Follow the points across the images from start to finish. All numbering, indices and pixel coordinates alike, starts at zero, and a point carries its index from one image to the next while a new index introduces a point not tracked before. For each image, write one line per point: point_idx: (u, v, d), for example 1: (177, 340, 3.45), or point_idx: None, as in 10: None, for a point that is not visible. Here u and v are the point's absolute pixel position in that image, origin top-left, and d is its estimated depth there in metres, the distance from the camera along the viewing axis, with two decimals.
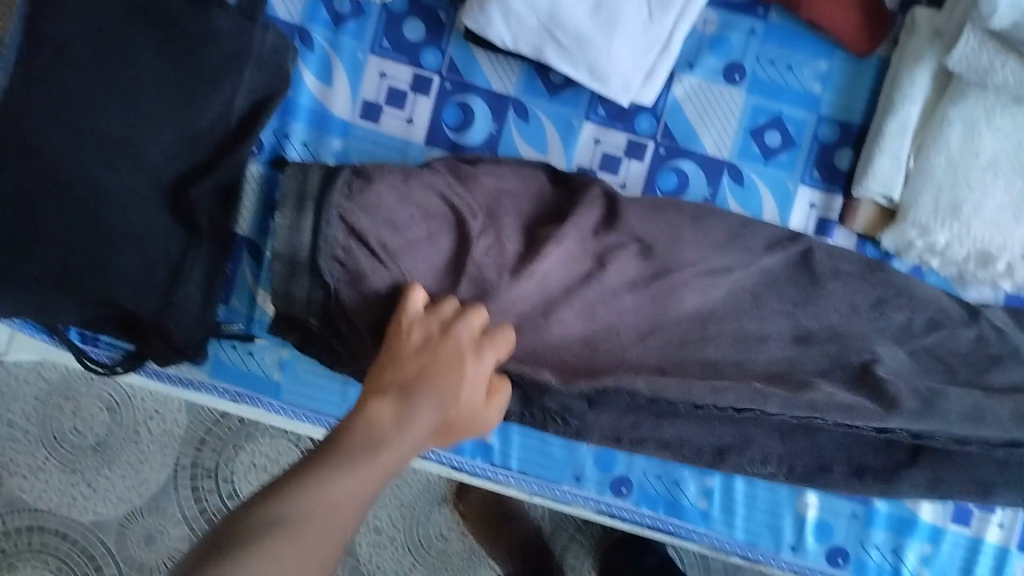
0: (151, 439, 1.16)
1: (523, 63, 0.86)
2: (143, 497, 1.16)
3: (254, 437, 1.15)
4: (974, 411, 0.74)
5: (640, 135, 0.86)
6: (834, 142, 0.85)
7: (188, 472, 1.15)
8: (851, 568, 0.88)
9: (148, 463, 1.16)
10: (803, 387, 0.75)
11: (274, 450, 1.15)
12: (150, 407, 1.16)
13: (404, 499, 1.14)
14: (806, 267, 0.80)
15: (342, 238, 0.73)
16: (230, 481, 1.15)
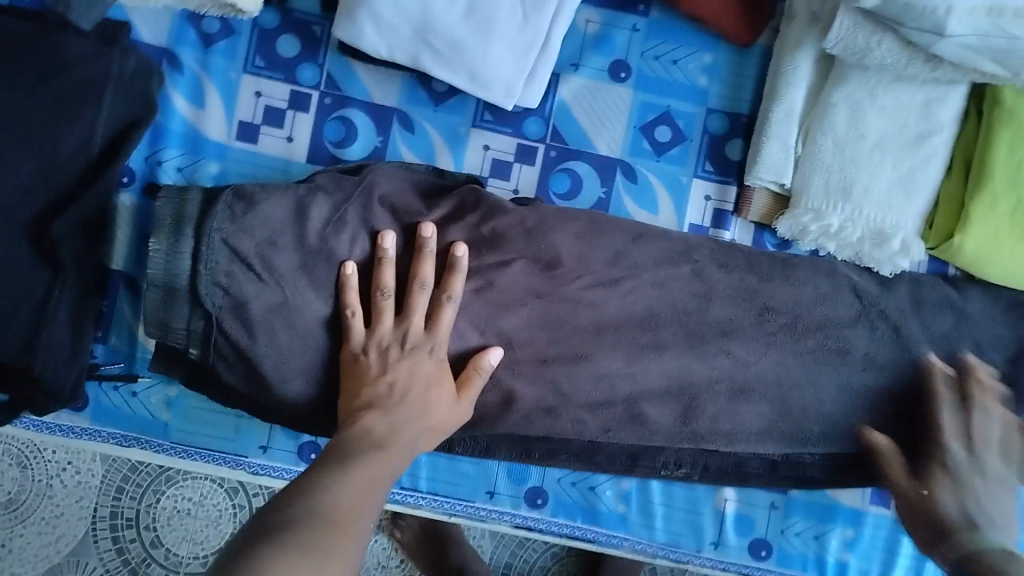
0: (66, 492, 1.09)
1: (403, 71, 0.83)
2: (62, 553, 1.09)
3: (175, 481, 1.10)
4: (831, 427, 0.82)
5: (529, 138, 0.84)
6: (723, 134, 0.85)
7: (107, 522, 1.10)
8: (775, 560, 0.86)
9: (64, 518, 1.09)
10: (689, 409, 0.82)
11: (197, 492, 1.10)
12: (63, 458, 1.09)
13: None
14: (701, 279, 0.81)
15: (224, 262, 0.72)
16: (153, 529, 1.10)
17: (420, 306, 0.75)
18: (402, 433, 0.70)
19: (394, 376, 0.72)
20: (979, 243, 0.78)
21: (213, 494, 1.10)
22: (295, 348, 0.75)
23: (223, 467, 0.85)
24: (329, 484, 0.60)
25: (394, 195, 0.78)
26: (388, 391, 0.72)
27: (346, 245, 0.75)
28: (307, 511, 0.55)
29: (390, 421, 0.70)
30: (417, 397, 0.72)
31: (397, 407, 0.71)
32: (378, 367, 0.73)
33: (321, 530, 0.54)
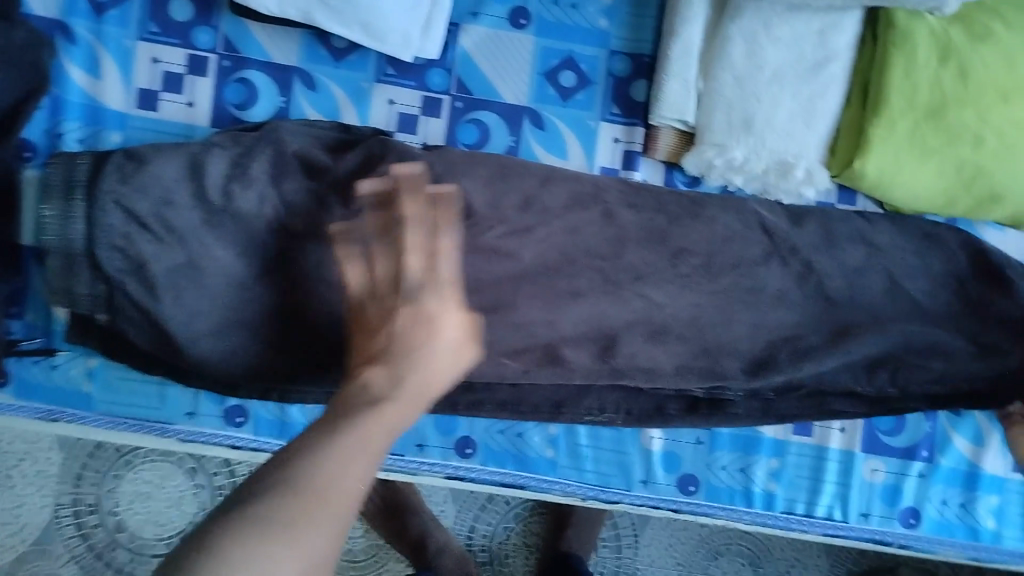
0: (26, 482, 1.07)
1: (301, 29, 0.83)
2: (25, 543, 1.07)
3: (135, 464, 1.10)
4: (754, 362, 0.81)
5: (434, 90, 0.84)
6: (627, 76, 0.86)
7: (70, 510, 1.08)
8: (704, 495, 0.87)
9: (26, 508, 1.07)
10: (608, 351, 0.81)
11: (158, 474, 1.10)
12: (21, 449, 1.08)
13: None
14: (613, 222, 0.81)
15: (120, 224, 0.72)
16: (116, 513, 1.09)
17: (415, 244, 0.65)
18: (408, 386, 0.60)
19: (392, 323, 0.63)
20: (883, 165, 0.78)
21: (173, 476, 1.10)
22: (204, 306, 0.75)
23: (158, 436, 0.85)
24: (325, 443, 0.51)
25: (306, 150, 0.79)
26: (388, 341, 0.62)
27: (251, 201, 0.75)
28: (281, 486, 0.48)
29: (394, 376, 0.60)
30: (422, 334, 0.63)
31: (403, 356, 0.61)
32: (378, 320, 0.64)
33: (286, 518, 0.46)
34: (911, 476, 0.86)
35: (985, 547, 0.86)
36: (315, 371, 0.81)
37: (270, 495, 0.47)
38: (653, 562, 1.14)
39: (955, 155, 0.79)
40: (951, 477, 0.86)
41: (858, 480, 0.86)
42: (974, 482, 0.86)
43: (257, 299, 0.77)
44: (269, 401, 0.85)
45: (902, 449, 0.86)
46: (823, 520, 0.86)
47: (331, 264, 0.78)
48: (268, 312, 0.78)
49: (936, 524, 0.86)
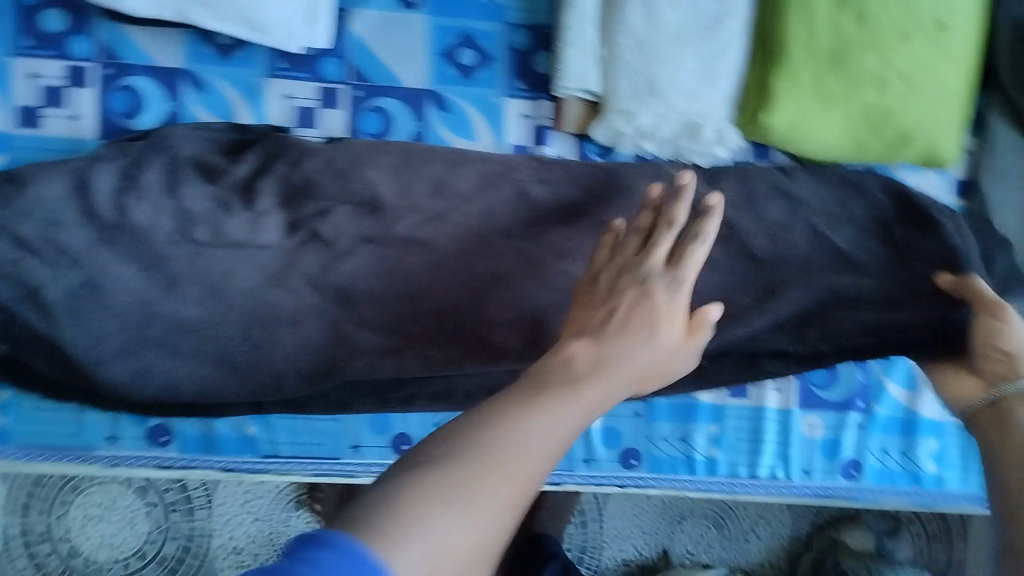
0: None
1: (182, 29, 0.80)
2: None
3: (81, 489, 1.05)
4: None
5: (329, 81, 0.82)
6: (529, 49, 0.83)
7: (20, 540, 1.05)
8: (648, 467, 0.85)
9: None
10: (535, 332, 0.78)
11: (106, 497, 1.06)
12: None
13: (257, 513, 1.07)
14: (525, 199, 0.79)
15: (8, 251, 0.70)
16: (67, 540, 1.05)
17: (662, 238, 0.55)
18: (618, 365, 0.45)
19: (615, 302, 0.50)
20: (791, 119, 0.78)
21: (123, 497, 1.06)
22: (112, 327, 0.73)
23: (80, 464, 0.82)
24: (536, 402, 0.41)
25: (200, 155, 0.76)
26: (604, 320, 0.49)
27: (148, 213, 0.73)
28: (460, 447, 0.38)
29: (596, 351, 0.46)
30: (642, 317, 0.48)
31: (609, 335, 0.47)
32: (603, 291, 0.52)
33: (449, 478, 0.37)
34: (850, 427, 0.85)
35: (927, 492, 0.86)
36: (235, 379, 0.76)
37: (452, 447, 0.38)
38: (619, 534, 1.14)
39: (860, 103, 0.79)
40: (888, 425, 0.86)
41: (797, 438, 0.86)
42: (910, 428, 0.86)
43: (165, 314, 0.74)
44: (193, 418, 0.81)
45: (837, 402, 0.86)
46: (767, 480, 0.85)
47: (238, 271, 0.75)
48: (178, 326, 0.74)
49: (877, 474, 0.86)
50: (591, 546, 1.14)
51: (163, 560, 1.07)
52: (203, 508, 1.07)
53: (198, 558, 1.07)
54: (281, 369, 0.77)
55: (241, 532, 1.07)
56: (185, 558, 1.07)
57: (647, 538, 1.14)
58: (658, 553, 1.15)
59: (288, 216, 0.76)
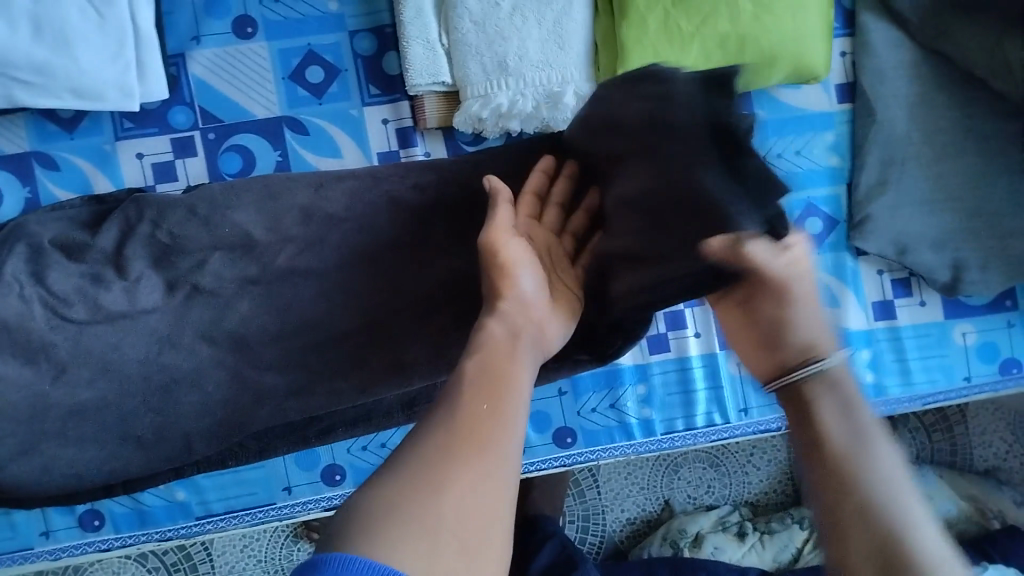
0: None
1: (21, 112, 0.78)
2: None
3: (82, 569, 1.06)
4: None
5: (180, 130, 0.79)
6: (376, 53, 0.81)
7: None
8: (583, 442, 0.85)
9: None
10: (445, 338, 0.75)
11: (108, 572, 1.06)
12: None
13: (256, 554, 1.07)
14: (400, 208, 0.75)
15: None
16: None
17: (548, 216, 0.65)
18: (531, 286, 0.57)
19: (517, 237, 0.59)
20: (646, 66, 0.75)
21: (124, 568, 1.06)
22: (4, 429, 0.72)
23: (25, 565, 0.82)
24: (478, 382, 0.47)
25: (60, 236, 0.75)
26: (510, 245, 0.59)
27: (15, 306, 0.72)
28: (454, 415, 0.45)
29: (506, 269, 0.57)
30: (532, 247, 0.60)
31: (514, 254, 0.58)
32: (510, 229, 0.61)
33: (451, 459, 0.43)
34: None
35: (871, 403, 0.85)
36: (142, 452, 0.76)
37: (449, 412, 0.45)
38: (618, 494, 1.13)
39: (713, 32, 0.75)
40: None
41: (727, 378, 0.85)
42: (844, 341, 0.83)
43: (65, 404, 0.74)
44: (120, 498, 0.81)
45: None
46: (705, 428, 0.85)
47: (126, 341, 0.74)
48: (82, 412, 0.74)
49: None
50: (594, 514, 1.13)
51: None
52: (205, 561, 1.06)
53: None
54: (192, 433, 0.76)
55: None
56: None
57: (646, 493, 1.13)
58: (659, 505, 1.13)
59: (165, 276, 0.75)
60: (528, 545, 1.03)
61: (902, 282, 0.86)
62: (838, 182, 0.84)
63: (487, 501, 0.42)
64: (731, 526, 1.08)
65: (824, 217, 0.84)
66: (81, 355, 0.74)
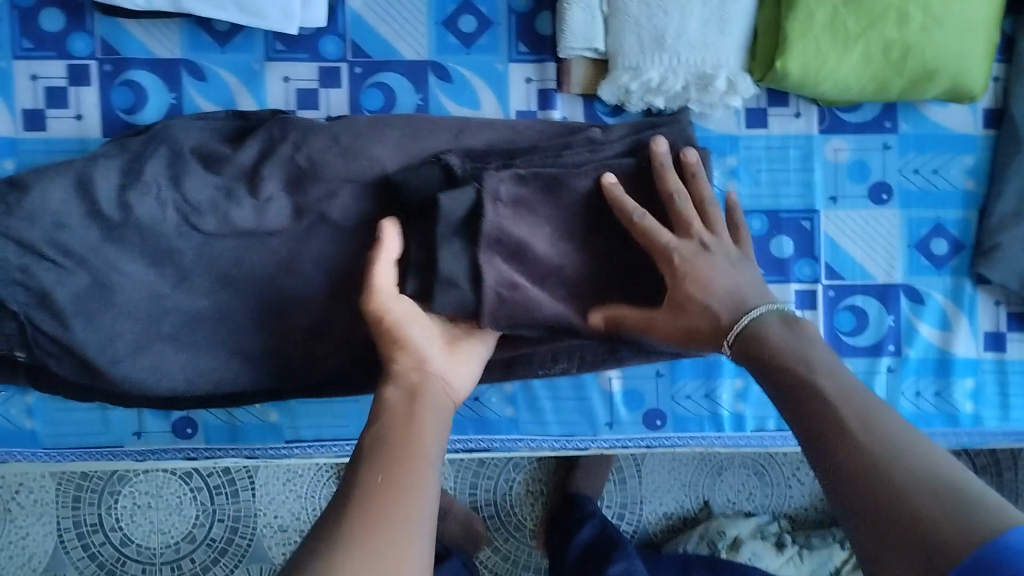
0: (26, 513, 1.03)
1: (179, 18, 0.78)
2: (38, 571, 1.03)
3: (129, 478, 1.04)
4: None
5: (329, 59, 0.80)
6: (530, 10, 0.81)
7: (74, 533, 1.03)
8: (672, 427, 0.85)
9: (30, 538, 1.03)
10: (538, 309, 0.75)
11: (153, 484, 1.04)
12: (13, 480, 1.03)
13: (300, 491, 1.05)
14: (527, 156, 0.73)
15: (14, 257, 0.69)
16: (119, 529, 1.04)
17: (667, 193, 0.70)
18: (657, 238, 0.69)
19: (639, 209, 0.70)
20: (804, 61, 0.75)
21: (169, 483, 1.04)
22: (122, 326, 0.73)
23: (113, 460, 0.83)
24: (382, 463, 0.52)
25: (201, 146, 0.74)
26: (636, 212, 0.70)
27: (149, 208, 0.72)
28: (353, 494, 0.50)
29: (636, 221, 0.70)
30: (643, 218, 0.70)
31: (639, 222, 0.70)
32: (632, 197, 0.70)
33: (359, 536, 0.47)
34: (881, 372, 0.83)
35: (965, 432, 0.84)
36: (249, 370, 0.77)
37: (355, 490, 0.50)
38: (659, 488, 1.11)
39: (879, 37, 0.74)
40: (921, 366, 0.84)
41: None
42: (942, 367, 0.84)
43: (184, 310, 0.74)
44: (217, 410, 0.82)
45: (868, 347, 0.83)
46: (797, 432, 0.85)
47: (248, 258, 0.74)
48: (195, 321, 0.75)
49: (912, 417, 0.84)
50: (632, 504, 1.11)
51: (212, 543, 1.05)
52: (247, 489, 1.05)
53: (246, 538, 1.05)
54: (295, 356, 0.77)
55: (285, 510, 1.05)
56: (233, 539, 1.05)
57: (686, 490, 1.11)
58: (698, 504, 1.11)
59: (295, 201, 0.74)
60: (570, 522, 1.00)
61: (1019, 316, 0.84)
62: (970, 206, 0.83)
63: (388, 568, 0.46)
64: (770, 536, 1.07)
65: (950, 239, 0.83)
66: (206, 263, 0.74)
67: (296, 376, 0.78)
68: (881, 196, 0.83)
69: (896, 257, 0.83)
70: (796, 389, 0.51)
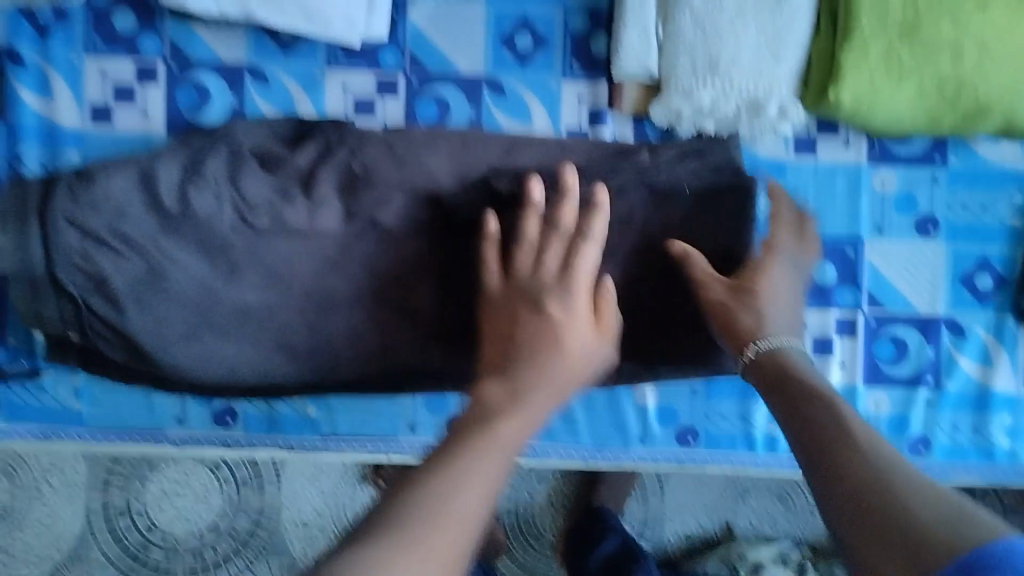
0: (57, 493, 1.05)
1: (246, 24, 0.80)
2: (64, 550, 1.05)
3: (158, 466, 1.05)
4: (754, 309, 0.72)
5: (387, 70, 0.81)
6: (586, 31, 0.81)
7: (102, 515, 1.05)
8: (704, 445, 0.85)
9: (59, 518, 1.05)
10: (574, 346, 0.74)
11: (181, 472, 1.06)
12: (46, 461, 1.05)
13: (325, 488, 1.06)
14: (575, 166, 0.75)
15: (76, 243, 0.70)
16: (145, 513, 1.06)
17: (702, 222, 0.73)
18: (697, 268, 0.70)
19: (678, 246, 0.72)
20: (857, 90, 0.75)
21: (196, 472, 1.06)
22: (173, 313, 0.74)
23: (152, 445, 0.85)
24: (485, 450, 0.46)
25: (262, 147, 0.76)
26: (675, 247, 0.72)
27: (209, 204, 0.73)
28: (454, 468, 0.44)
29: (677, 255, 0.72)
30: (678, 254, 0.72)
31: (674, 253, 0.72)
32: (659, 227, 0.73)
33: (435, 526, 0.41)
34: (918, 404, 0.83)
35: (1002, 468, 0.83)
36: (294, 365, 0.78)
37: (445, 475, 0.43)
38: (682, 507, 1.11)
39: (933, 73, 0.75)
40: (959, 401, 0.83)
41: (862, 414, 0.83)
42: (980, 402, 0.83)
43: (234, 304, 0.75)
44: (257, 401, 0.85)
45: (907, 379, 0.83)
46: None
47: (298, 257, 0.75)
48: (244, 316, 0.76)
49: (947, 451, 0.83)
50: (653, 521, 1.11)
51: (235, 534, 1.06)
52: (273, 483, 1.06)
53: (268, 531, 1.06)
54: (341, 354, 0.78)
55: (309, 506, 1.06)
56: (256, 532, 1.06)
57: (709, 512, 1.11)
58: (720, 526, 1.11)
59: (348, 205, 0.75)
60: (590, 532, 1.01)
61: None
62: (1017, 244, 0.83)
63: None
64: (791, 562, 1.06)
65: (994, 274, 0.83)
66: (258, 258, 0.75)
67: (337, 372, 0.80)
68: (927, 228, 0.83)
69: (939, 289, 0.83)
70: (808, 407, 0.52)
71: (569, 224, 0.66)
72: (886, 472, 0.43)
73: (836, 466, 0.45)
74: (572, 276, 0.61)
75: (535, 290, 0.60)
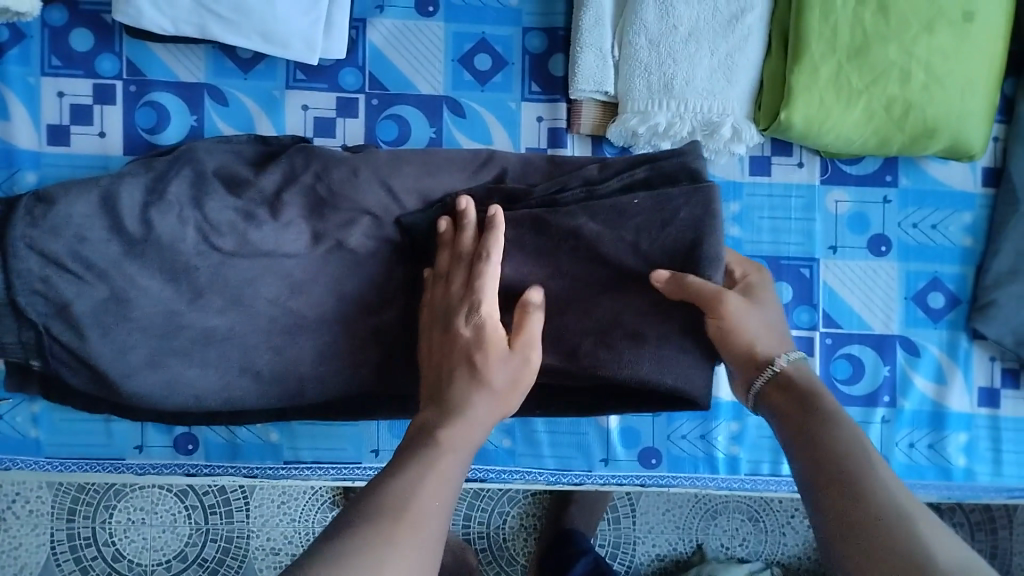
0: (21, 523, 1.03)
1: (205, 45, 0.81)
2: None
3: (125, 493, 1.05)
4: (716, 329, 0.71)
5: (347, 91, 0.82)
6: (543, 52, 0.83)
7: (67, 546, 1.04)
8: (667, 466, 0.86)
9: (22, 548, 1.03)
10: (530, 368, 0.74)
11: (148, 500, 1.05)
12: (10, 490, 1.03)
13: (294, 513, 1.06)
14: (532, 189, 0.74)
15: (37, 267, 0.70)
16: (112, 543, 1.04)
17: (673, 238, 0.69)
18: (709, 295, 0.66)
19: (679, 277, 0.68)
20: (808, 112, 0.76)
21: (165, 500, 1.05)
22: (135, 338, 0.74)
23: (114, 471, 0.85)
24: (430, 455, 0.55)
25: (224, 169, 0.76)
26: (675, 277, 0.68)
27: (171, 226, 0.73)
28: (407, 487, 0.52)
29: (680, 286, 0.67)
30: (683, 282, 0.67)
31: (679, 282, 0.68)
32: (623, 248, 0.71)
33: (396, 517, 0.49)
34: (876, 422, 0.84)
35: (958, 485, 0.85)
36: (257, 388, 0.78)
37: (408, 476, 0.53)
38: (652, 528, 1.11)
39: (882, 93, 0.77)
40: (916, 419, 0.85)
41: None
42: (937, 420, 0.85)
43: (197, 327, 0.75)
44: (218, 427, 0.84)
45: (864, 396, 0.84)
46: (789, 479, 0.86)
47: (262, 280, 0.76)
48: (207, 339, 0.76)
49: (905, 468, 0.84)
50: (625, 543, 1.11)
51: (204, 561, 1.05)
52: (242, 509, 1.05)
53: (238, 559, 1.05)
54: (305, 377, 0.78)
55: (278, 532, 1.06)
56: (225, 560, 1.05)
57: (680, 533, 1.11)
58: (692, 548, 1.11)
59: (313, 226, 0.75)
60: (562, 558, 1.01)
61: (1012, 373, 0.86)
62: (968, 263, 0.85)
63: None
64: None
65: (948, 293, 0.85)
66: (220, 282, 0.75)
67: (303, 396, 0.79)
68: (880, 248, 0.85)
69: (895, 309, 0.85)
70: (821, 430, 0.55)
71: (468, 246, 0.68)
72: (902, 514, 0.47)
73: (839, 509, 0.49)
74: (475, 301, 0.64)
75: (453, 308, 0.65)
